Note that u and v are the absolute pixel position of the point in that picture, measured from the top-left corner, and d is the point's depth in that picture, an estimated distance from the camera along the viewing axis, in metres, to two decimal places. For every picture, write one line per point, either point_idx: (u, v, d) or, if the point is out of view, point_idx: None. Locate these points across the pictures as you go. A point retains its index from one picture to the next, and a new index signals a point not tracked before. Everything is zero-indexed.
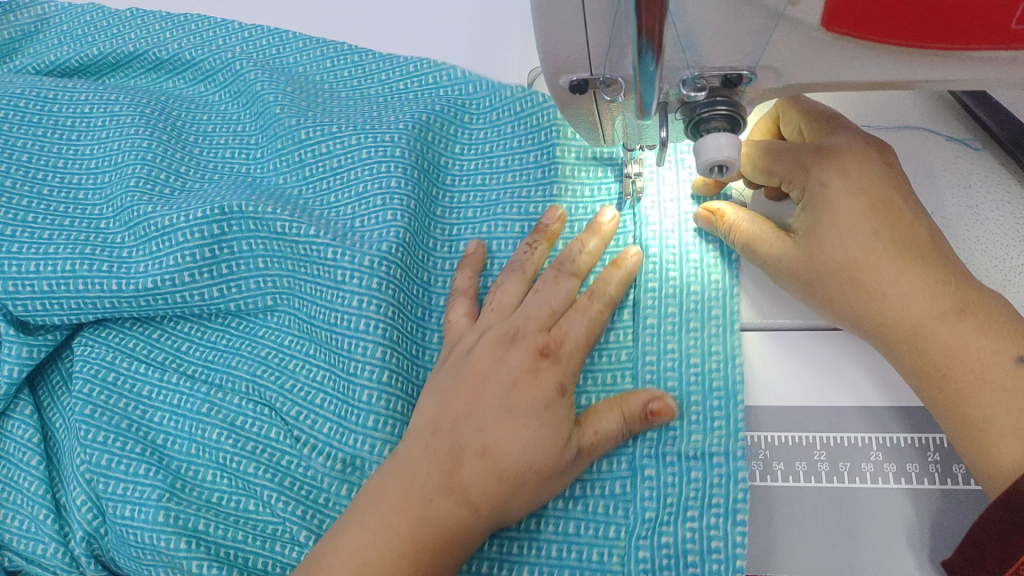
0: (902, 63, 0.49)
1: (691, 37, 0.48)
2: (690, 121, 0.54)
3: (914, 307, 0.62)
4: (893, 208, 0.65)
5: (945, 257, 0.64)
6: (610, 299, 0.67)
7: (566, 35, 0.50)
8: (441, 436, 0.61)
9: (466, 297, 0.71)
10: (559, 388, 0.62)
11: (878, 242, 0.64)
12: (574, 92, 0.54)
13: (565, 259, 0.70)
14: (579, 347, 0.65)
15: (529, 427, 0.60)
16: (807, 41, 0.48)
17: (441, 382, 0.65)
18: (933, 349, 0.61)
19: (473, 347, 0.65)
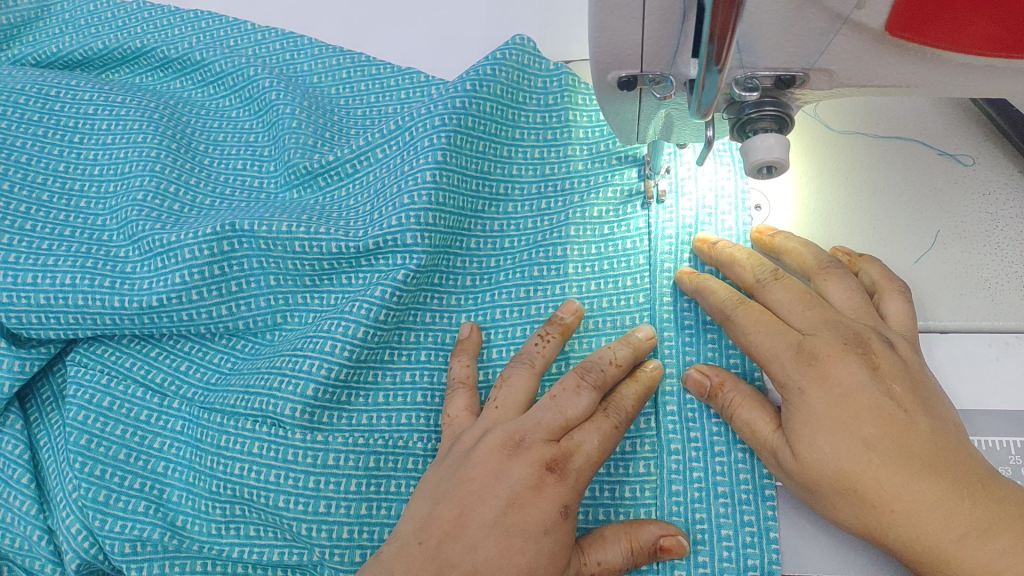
0: (958, 70, 0.49)
1: (753, 38, 0.48)
2: (738, 120, 0.54)
3: (920, 535, 0.48)
4: (930, 440, 0.49)
5: (952, 442, 0.50)
6: (630, 415, 0.58)
7: (623, 34, 0.49)
8: (428, 557, 0.54)
9: (466, 389, 0.64)
10: (562, 509, 0.54)
11: (882, 452, 0.49)
12: (621, 88, 0.54)
13: (592, 365, 0.60)
14: (590, 465, 0.55)
15: (523, 554, 0.53)
16: (867, 43, 0.48)
17: (438, 480, 0.58)
18: (889, 525, 0.49)
19: (476, 448, 0.57)
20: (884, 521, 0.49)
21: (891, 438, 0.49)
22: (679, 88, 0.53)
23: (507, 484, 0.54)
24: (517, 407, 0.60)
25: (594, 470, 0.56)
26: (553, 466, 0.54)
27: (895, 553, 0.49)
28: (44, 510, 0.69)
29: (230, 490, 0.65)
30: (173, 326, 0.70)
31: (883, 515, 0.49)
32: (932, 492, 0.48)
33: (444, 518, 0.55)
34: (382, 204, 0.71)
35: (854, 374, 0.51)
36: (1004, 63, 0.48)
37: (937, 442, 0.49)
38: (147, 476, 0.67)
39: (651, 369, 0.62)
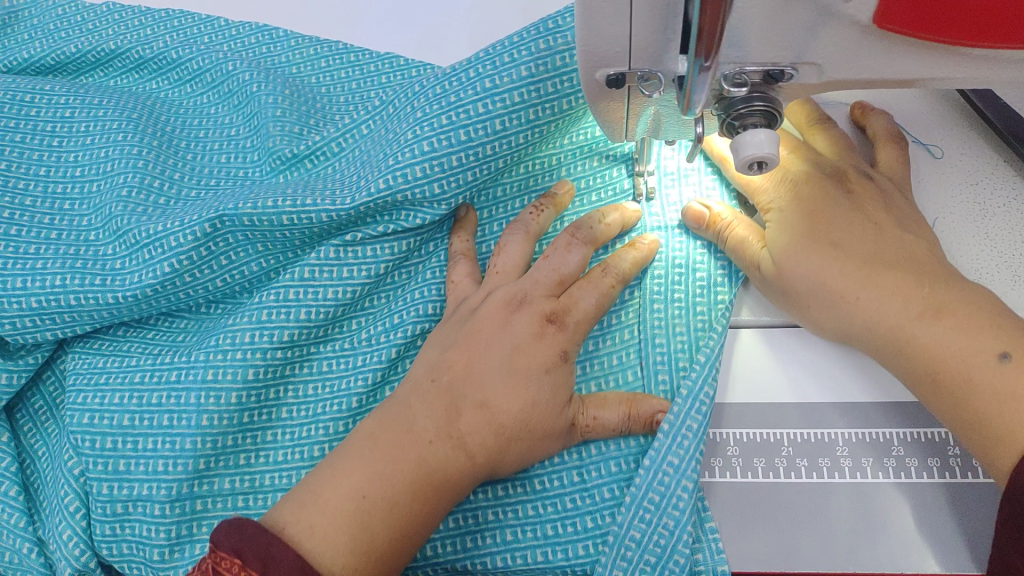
0: (945, 61, 0.49)
1: (742, 32, 0.48)
2: (726, 118, 0.53)
3: (883, 323, 0.59)
4: (903, 261, 0.61)
5: (923, 255, 0.61)
6: (626, 276, 0.65)
7: (609, 30, 0.49)
8: (440, 389, 0.61)
9: (467, 258, 0.70)
10: (562, 354, 0.62)
11: (855, 265, 0.61)
12: (607, 85, 0.53)
13: (583, 224, 0.67)
14: (586, 320, 0.63)
15: (528, 390, 0.60)
16: (855, 35, 0.48)
17: (446, 330, 0.65)
18: (856, 311, 0.60)
19: (480, 306, 0.65)
20: (853, 308, 0.60)
21: (862, 248, 0.62)
22: (667, 85, 0.53)
23: (510, 336, 0.63)
24: (517, 270, 0.67)
25: (589, 326, 0.64)
26: (552, 318, 0.63)
27: (867, 338, 0.60)
28: (33, 519, 0.68)
29: (214, 472, 0.67)
30: (172, 303, 0.71)
31: (850, 304, 0.60)
32: (898, 281, 0.59)
33: (454, 360, 0.62)
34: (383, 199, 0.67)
35: (835, 202, 0.65)
36: (993, 53, 0.48)
37: (909, 252, 0.62)
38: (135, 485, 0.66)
39: (648, 242, 0.67)
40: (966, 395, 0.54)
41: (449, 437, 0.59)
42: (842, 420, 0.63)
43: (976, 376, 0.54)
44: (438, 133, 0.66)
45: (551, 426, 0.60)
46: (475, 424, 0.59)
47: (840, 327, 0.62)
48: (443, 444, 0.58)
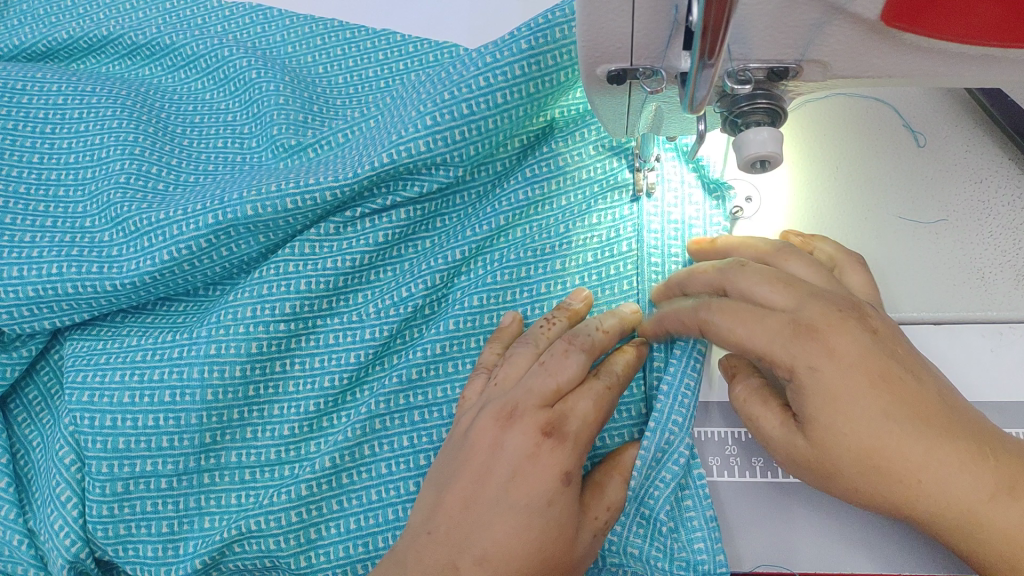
0: (953, 61, 0.48)
1: (746, 30, 0.47)
2: (729, 115, 0.52)
3: (863, 439, 0.50)
4: (896, 378, 0.51)
5: (937, 404, 0.51)
6: (621, 381, 0.59)
7: (610, 26, 0.48)
8: (435, 542, 0.56)
9: (489, 374, 0.63)
10: (563, 475, 0.56)
11: (847, 372, 0.50)
12: (608, 81, 0.52)
13: (579, 331, 0.59)
14: (588, 426, 0.57)
15: (530, 529, 0.55)
16: (861, 34, 0.47)
17: (442, 464, 0.59)
18: (910, 492, 0.50)
19: (472, 425, 0.59)
20: (896, 476, 0.50)
21: (872, 407, 0.50)
22: (669, 81, 0.52)
23: (507, 461, 0.56)
24: (512, 381, 0.60)
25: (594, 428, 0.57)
26: (550, 432, 0.56)
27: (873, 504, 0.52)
28: (22, 511, 0.68)
29: (213, 456, 0.67)
30: (173, 287, 0.70)
31: (891, 461, 0.49)
32: (922, 404, 0.50)
33: (450, 500, 0.57)
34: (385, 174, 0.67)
35: (855, 341, 0.51)
36: (1001, 52, 0.47)
37: (927, 367, 0.53)
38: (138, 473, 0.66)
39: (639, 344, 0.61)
40: (909, 510, 0.51)
41: None
42: None
43: (950, 517, 0.50)
44: (440, 108, 0.65)
45: (566, 561, 0.56)
46: None
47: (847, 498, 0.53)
48: None
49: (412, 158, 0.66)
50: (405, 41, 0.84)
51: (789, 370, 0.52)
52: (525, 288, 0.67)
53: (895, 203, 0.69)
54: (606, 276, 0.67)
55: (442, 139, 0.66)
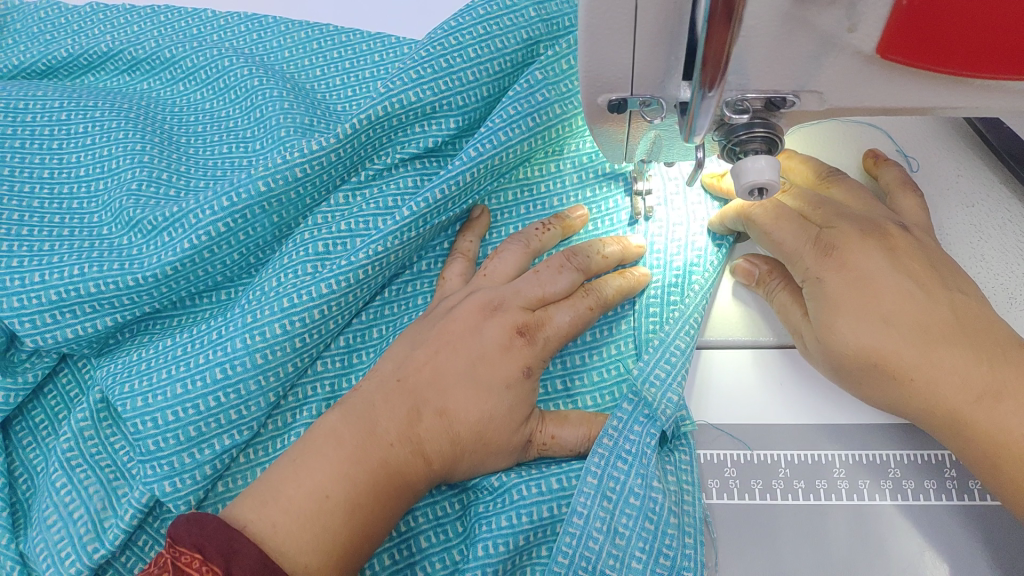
0: (948, 91, 0.49)
1: (746, 60, 0.48)
2: (727, 143, 0.53)
3: (863, 340, 0.57)
4: (904, 292, 0.59)
5: (972, 321, 0.59)
6: (607, 302, 0.65)
7: (612, 56, 0.48)
8: (402, 390, 0.61)
9: (466, 260, 0.71)
10: (525, 370, 0.62)
11: (864, 275, 0.60)
12: (609, 108, 0.53)
13: (579, 252, 0.66)
14: (559, 337, 0.64)
15: (485, 402, 0.61)
16: (860, 64, 0.48)
17: (417, 329, 0.66)
18: (908, 391, 0.57)
19: (457, 305, 0.66)
20: (901, 375, 0.57)
21: (889, 310, 0.58)
22: (669, 109, 0.53)
23: (479, 344, 0.63)
24: (505, 278, 0.67)
25: (565, 340, 0.64)
26: (522, 332, 0.63)
27: (894, 409, 0.59)
28: (16, 534, 0.67)
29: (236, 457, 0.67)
30: (190, 286, 0.70)
31: (899, 365, 0.57)
32: (932, 318, 0.58)
33: (420, 360, 0.63)
34: (366, 128, 0.71)
35: (870, 257, 0.60)
36: (996, 83, 0.48)
37: (938, 276, 0.61)
38: (177, 447, 0.64)
39: (639, 272, 0.67)
40: (904, 410, 0.58)
41: (409, 441, 0.60)
42: (831, 443, 0.64)
43: (940, 416, 0.56)
44: (420, 64, 0.72)
45: (507, 442, 0.61)
46: (433, 431, 0.60)
47: (877, 403, 0.60)
48: (404, 447, 0.59)
49: (401, 110, 0.72)
50: (401, 44, 0.85)
51: (803, 274, 0.62)
52: None
53: None
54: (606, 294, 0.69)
55: (422, 87, 0.72)
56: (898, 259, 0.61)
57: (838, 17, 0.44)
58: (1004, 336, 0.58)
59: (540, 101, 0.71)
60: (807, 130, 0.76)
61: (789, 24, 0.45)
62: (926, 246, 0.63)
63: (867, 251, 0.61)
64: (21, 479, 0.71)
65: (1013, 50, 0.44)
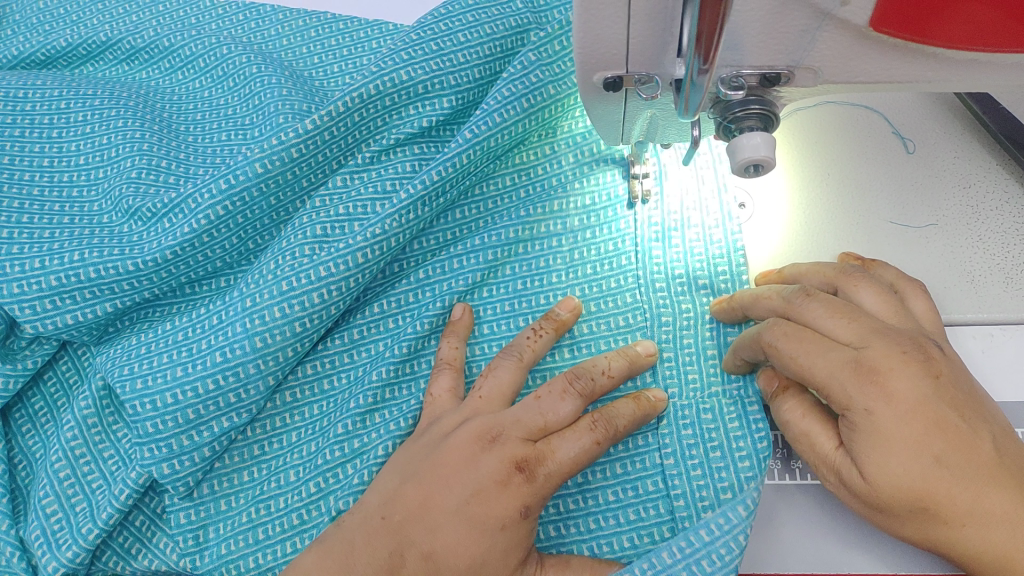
0: (942, 66, 0.50)
1: (739, 36, 0.48)
2: (723, 120, 0.54)
3: (915, 482, 0.49)
4: (950, 427, 0.50)
5: (1001, 448, 0.51)
6: (620, 434, 0.58)
7: (607, 33, 0.49)
8: (389, 529, 0.57)
9: (453, 371, 0.65)
10: (522, 509, 0.56)
11: (903, 420, 0.49)
12: (605, 88, 0.53)
13: (584, 372, 0.60)
14: (562, 472, 0.57)
15: (478, 543, 0.56)
16: (853, 39, 0.48)
17: (411, 455, 0.60)
18: (957, 530, 0.50)
19: (453, 433, 0.60)
20: (960, 521, 0.50)
21: (936, 452, 0.49)
22: (665, 87, 0.53)
23: (474, 477, 0.57)
24: (501, 399, 0.62)
25: (569, 475, 0.57)
26: (522, 465, 0.57)
27: (889, 524, 0.52)
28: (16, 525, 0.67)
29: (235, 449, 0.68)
30: (191, 270, 0.71)
31: (955, 508, 0.49)
32: (983, 459, 0.50)
33: (411, 497, 0.58)
34: (359, 105, 0.73)
35: (914, 384, 0.50)
36: (987, 57, 0.48)
37: (963, 429, 0.50)
38: (176, 431, 0.65)
39: (653, 398, 0.61)
40: (942, 546, 0.51)
41: None
42: None
43: (988, 560, 0.50)
44: (409, 46, 0.74)
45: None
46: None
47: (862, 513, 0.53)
48: None
49: (394, 90, 0.73)
50: (397, 31, 0.86)
51: (843, 408, 0.51)
52: (524, 266, 0.71)
53: (884, 209, 0.70)
54: (603, 272, 0.70)
55: (407, 75, 0.73)
56: (917, 368, 0.51)
57: None
58: None
59: (535, 82, 0.71)
60: (803, 110, 0.77)
61: None
62: (954, 371, 0.53)
63: (918, 380, 0.50)
64: (21, 467, 0.72)
65: (1001, 22, 0.45)
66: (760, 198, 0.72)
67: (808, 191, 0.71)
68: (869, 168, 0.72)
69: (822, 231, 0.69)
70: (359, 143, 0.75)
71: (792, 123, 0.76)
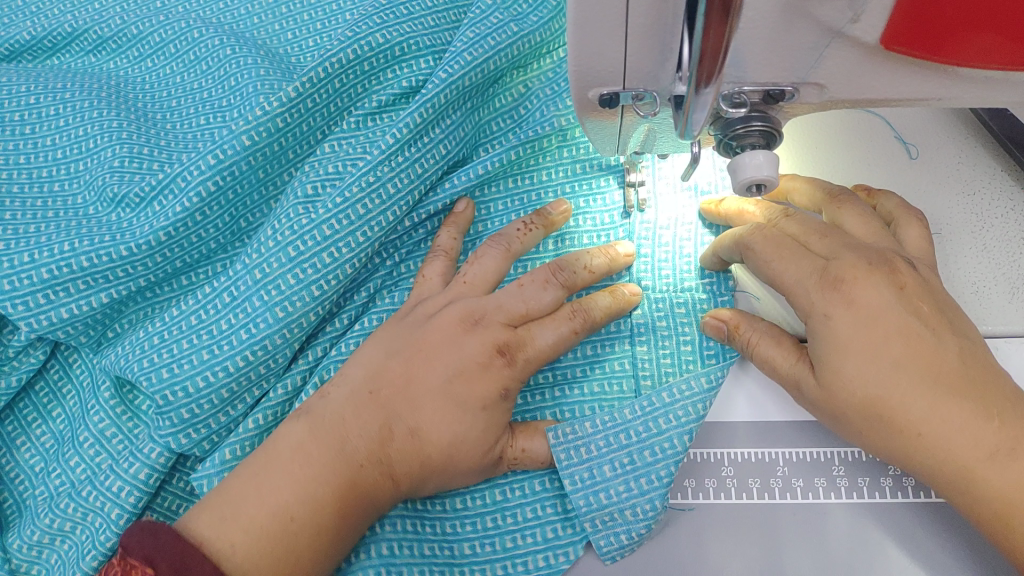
0: (954, 83, 0.48)
1: (743, 53, 0.45)
2: (724, 137, 0.51)
3: (871, 389, 0.51)
4: (912, 334, 0.52)
5: (970, 364, 0.52)
6: (596, 323, 0.61)
7: (603, 50, 0.46)
8: (376, 403, 0.59)
9: (447, 258, 0.67)
10: (502, 392, 0.59)
11: (861, 325, 0.52)
12: (601, 103, 0.51)
13: (565, 265, 0.63)
14: (539, 359, 0.60)
15: (461, 423, 0.58)
16: (863, 56, 0.45)
17: (391, 333, 0.63)
18: (913, 437, 0.51)
19: (435, 314, 0.63)
20: (919, 423, 0.51)
21: (892, 359, 0.51)
22: (664, 103, 0.51)
23: (458, 356, 0.60)
24: (485, 286, 0.64)
25: (545, 361, 0.61)
26: (504, 350, 0.60)
27: (858, 434, 0.53)
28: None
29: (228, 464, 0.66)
30: (185, 254, 0.69)
31: (912, 415, 0.51)
32: (942, 369, 0.51)
33: (396, 373, 0.60)
34: (339, 71, 0.71)
35: (876, 294, 0.53)
36: (1004, 75, 0.46)
37: (928, 341, 0.52)
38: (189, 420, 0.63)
39: (628, 292, 0.64)
40: (907, 461, 0.52)
41: (379, 461, 0.58)
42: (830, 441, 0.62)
43: (947, 474, 0.51)
44: (382, 27, 0.73)
45: (476, 462, 0.59)
46: (403, 451, 0.58)
47: (833, 423, 0.55)
48: (373, 467, 0.57)
49: (371, 53, 0.72)
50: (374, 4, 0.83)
51: (806, 312, 0.54)
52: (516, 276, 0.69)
53: None
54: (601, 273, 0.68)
55: (381, 32, 0.72)
56: (882, 281, 0.53)
57: (840, 10, 0.42)
58: (1009, 394, 0.52)
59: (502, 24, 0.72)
60: (802, 117, 0.74)
61: (789, 17, 0.43)
62: (926, 293, 0.55)
63: (879, 288, 0.53)
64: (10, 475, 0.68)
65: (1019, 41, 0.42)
66: None
67: None
68: (870, 177, 0.70)
69: None
70: (340, 111, 0.73)
71: (792, 129, 0.73)
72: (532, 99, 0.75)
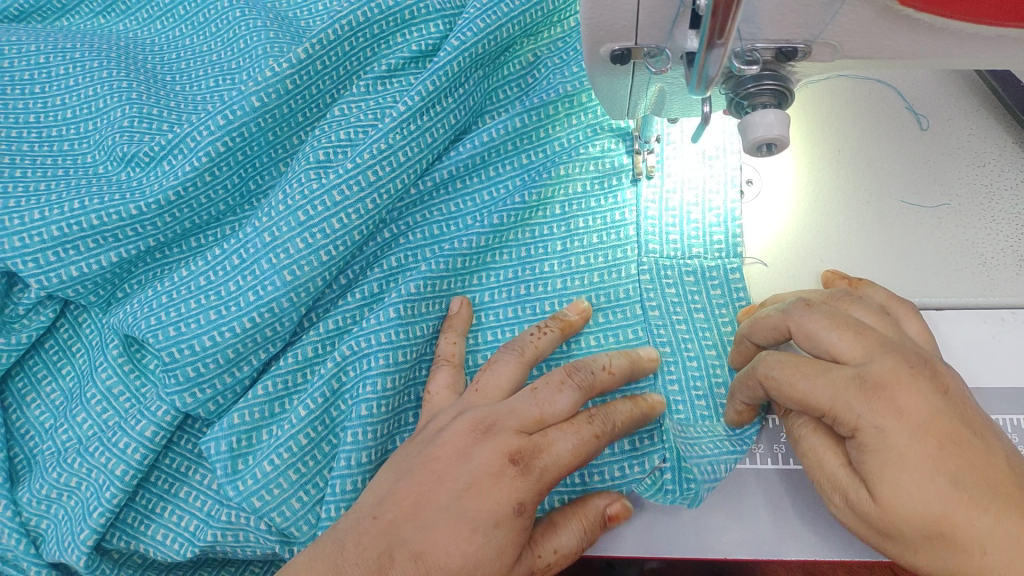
0: (967, 42, 0.47)
1: (756, 9, 0.45)
2: (736, 97, 0.51)
3: (931, 505, 0.45)
4: (962, 442, 0.46)
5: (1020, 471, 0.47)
6: (619, 435, 0.55)
7: (617, 4, 0.46)
8: (379, 531, 0.51)
9: (451, 367, 0.62)
10: (511, 460, 0.52)
11: (912, 432, 0.46)
12: (613, 60, 0.51)
13: (582, 365, 0.56)
14: (558, 467, 0.52)
15: (471, 542, 0.50)
16: (877, 12, 0.45)
17: (403, 456, 0.57)
18: (974, 551, 0.45)
19: (447, 427, 0.56)
20: (974, 547, 0.45)
21: (945, 468, 0.45)
22: (676, 61, 0.51)
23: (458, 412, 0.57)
24: (499, 395, 0.57)
25: (566, 472, 0.52)
26: (516, 458, 0.52)
27: (925, 559, 0.47)
28: (9, 481, 0.65)
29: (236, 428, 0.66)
30: (194, 215, 0.69)
31: (968, 522, 0.45)
32: (997, 486, 0.45)
33: (404, 496, 0.53)
34: (350, 34, 0.72)
35: (922, 397, 0.47)
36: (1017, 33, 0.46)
37: (978, 444, 0.46)
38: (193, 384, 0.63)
39: (650, 401, 0.58)
40: None
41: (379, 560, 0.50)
42: None
43: None
44: None
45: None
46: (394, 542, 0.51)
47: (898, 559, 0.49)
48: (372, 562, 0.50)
49: (381, 16, 0.72)
50: None
51: (852, 427, 0.48)
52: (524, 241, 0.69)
53: (895, 188, 0.68)
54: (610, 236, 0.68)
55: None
56: (923, 382, 0.48)
57: None
58: None
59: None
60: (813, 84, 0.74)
61: None
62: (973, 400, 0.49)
63: (925, 393, 0.47)
64: (17, 434, 0.68)
65: None
66: (767, 175, 0.70)
67: (816, 168, 0.69)
68: (879, 145, 0.70)
69: (830, 209, 0.67)
70: (350, 74, 0.74)
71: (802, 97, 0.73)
72: (542, 68, 0.75)
